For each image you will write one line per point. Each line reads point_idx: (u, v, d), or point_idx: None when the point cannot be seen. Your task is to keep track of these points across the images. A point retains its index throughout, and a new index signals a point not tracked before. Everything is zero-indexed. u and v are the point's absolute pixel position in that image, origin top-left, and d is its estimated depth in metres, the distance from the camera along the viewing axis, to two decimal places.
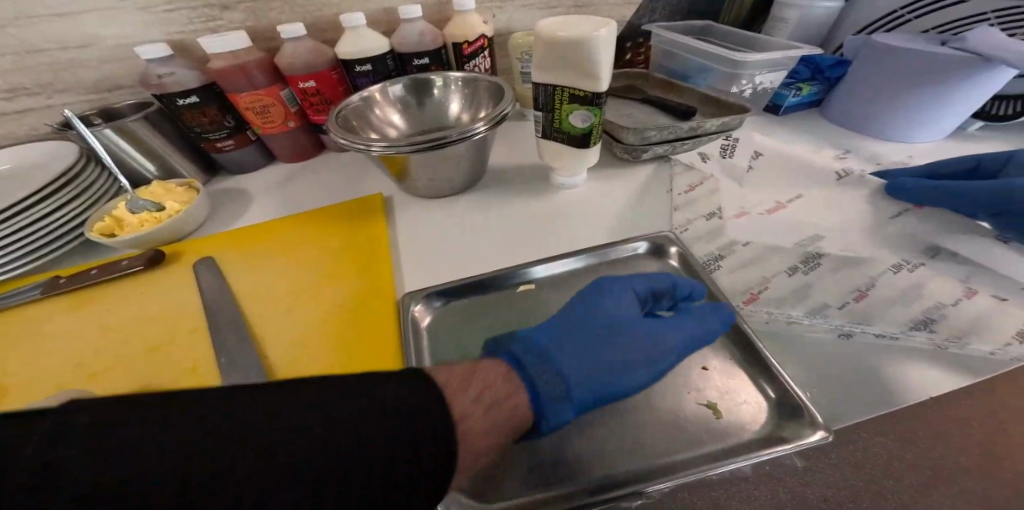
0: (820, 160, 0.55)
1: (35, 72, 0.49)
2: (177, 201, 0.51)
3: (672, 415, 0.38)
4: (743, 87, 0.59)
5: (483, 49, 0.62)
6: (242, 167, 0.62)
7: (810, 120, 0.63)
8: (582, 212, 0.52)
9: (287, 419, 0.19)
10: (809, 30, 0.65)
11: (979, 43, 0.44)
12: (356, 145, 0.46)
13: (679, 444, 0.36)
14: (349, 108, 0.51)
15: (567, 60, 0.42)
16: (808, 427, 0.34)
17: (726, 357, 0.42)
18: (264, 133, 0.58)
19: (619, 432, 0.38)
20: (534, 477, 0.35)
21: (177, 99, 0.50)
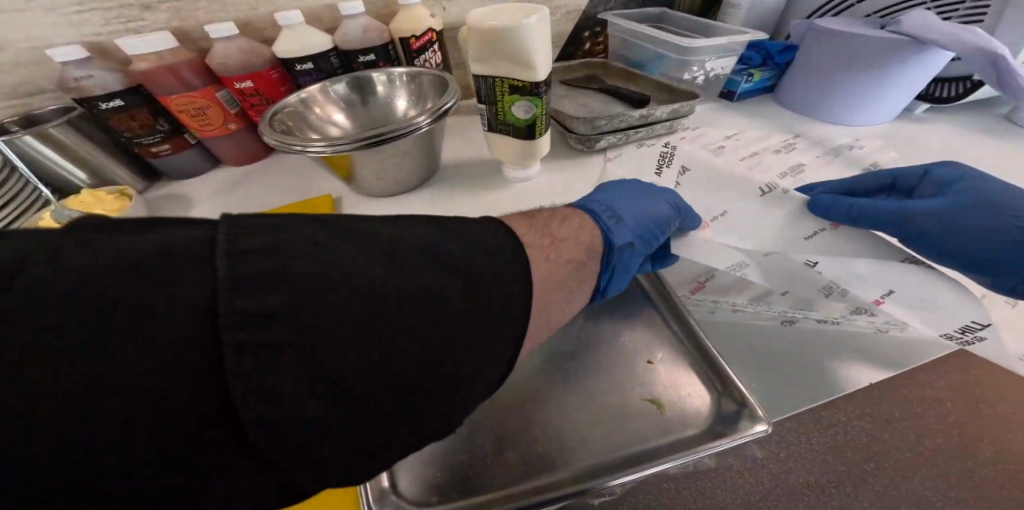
0: (771, 144, 0.54)
1: None
2: (106, 210, 0.50)
3: (618, 410, 0.37)
4: (694, 73, 0.57)
5: (432, 42, 0.60)
6: (183, 172, 0.60)
7: (766, 105, 0.62)
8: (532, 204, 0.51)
9: (302, 416, 0.16)
10: (764, 15, 0.64)
11: (911, 27, 0.44)
12: (291, 147, 0.45)
13: (626, 440, 0.35)
14: (285, 110, 0.49)
15: (499, 49, 0.40)
16: (748, 419, 0.34)
17: (670, 350, 0.41)
18: (204, 136, 0.56)
19: (564, 429, 0.37)
20: (483, 481, 0.34)
21: (99, 103, 0.48)
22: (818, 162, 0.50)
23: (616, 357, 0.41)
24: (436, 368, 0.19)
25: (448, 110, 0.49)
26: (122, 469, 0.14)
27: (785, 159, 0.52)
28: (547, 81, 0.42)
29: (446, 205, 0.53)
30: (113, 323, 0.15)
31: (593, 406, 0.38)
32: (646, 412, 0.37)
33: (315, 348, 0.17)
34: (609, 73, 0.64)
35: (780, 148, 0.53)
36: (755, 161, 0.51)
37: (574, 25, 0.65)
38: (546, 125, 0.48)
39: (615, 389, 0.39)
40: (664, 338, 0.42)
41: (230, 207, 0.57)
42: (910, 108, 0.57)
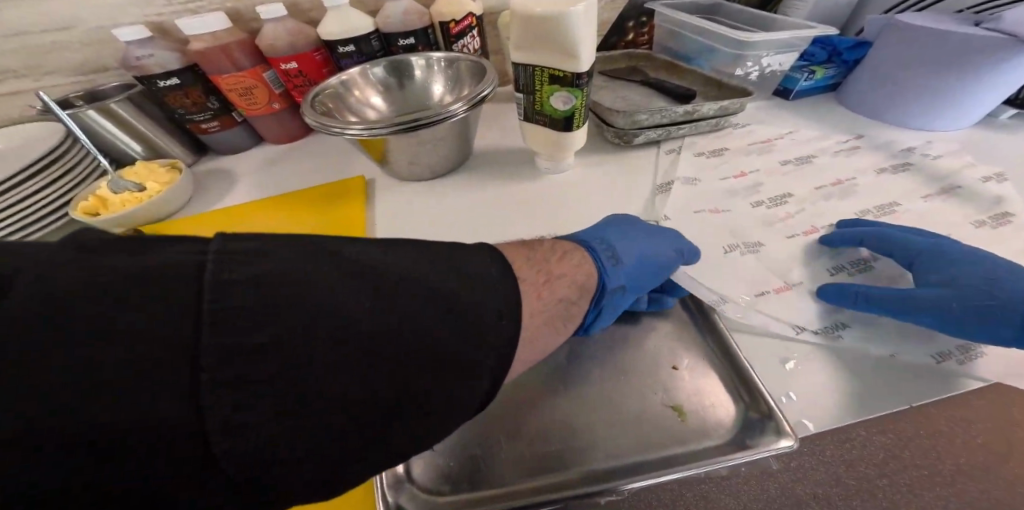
0: (826, 145, 0.50)
1: (23, 55, 0.51)
2: (159, 182, 0.53)
3: (634, 413, 0.36)
4: (748, 68, 0.53)
5: (472, 27, 0.59)
6: (228, 148, 0.63)
7: (824, 105, 0.58)
8: (563, 198, 0.50)
9: (283, 425, 0.16)
10: (828, 9, 0.60)
11: (1013, 22, 0.39)
12: (329, 129, 0.45)
13: (636, 446, 0.34)
14: (326, 91, 0.50)
15: (546, 37, 0.38)
16: (772, 434, 0.31)
17: (698, 355, 0.38)
18: (249, 115, 0.59)
19: (573, 430, 0.36)
20: (490, 475, 0.34)
21: (158, 80, 0.51)
22: (879, 170, 0.46)
23: (636, 357, 0.39)
24: (409, 373, 0.19)
25: (484, 97, 0.48)
26: (125, 471, 0.14)
27: (842, 160, 0.48)
28: (590, 72, 0.41)
29: (476, 194, 0.53)
30: (95, 334, 0.15)
31: (604, 407, 0.37)
32: (661, 415, 0.35)
33: (306, 366, 0.17)
34: (653, 67, 0.61)
35: (837, 151, 0.49)
36: (804, 165, 0.48)
37: (618, 14, 0.63)
38: (585, 117, 0.46)
39: (625, 394, 0.37)
40: (676, 339, 0.39)
41: (270, 184, 0.59)
42: (990, 115, 0.52)
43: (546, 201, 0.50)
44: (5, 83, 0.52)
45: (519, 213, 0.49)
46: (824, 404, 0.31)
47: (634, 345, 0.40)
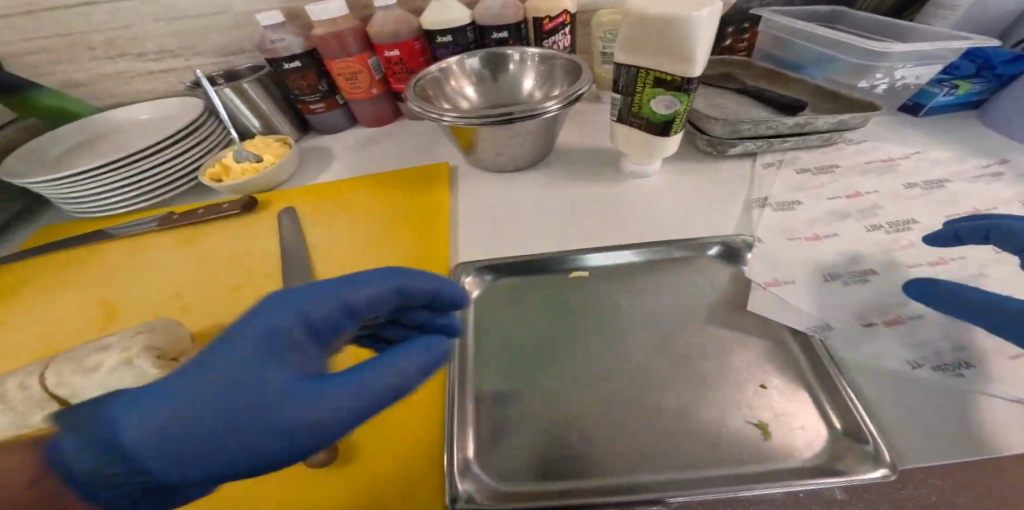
0: (959, 170, 0.45)
1: (180, 37, 0.60)
2: (273, 155, 0.59)
3: (699, 424, 0.32)
4: (875, 81, 0.49)
5: (564, 25, 0.59)
6: (329, 128, 0.70)
7: (955, 126, 0.52)
8: (650, 202, 0.49)
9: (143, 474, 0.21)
10: (974, 18, 0.53)
11: None
12: (429, 114, 0.48)
13: (699, 460, 0.30)
14: (427, 78, 0.52)
15: (658, 40, 0.36)
16: (868, 462, 0.26)
17: (790, 377, 0.33)
18: (351, 98, 0.66)
19: (619, 430, 0.32)
20: (523, 466, 0.31)
21: (284, 62, 0.59)
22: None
23: (714, 367, 0.35)
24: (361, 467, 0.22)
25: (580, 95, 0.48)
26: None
27: (985, 190, 0.43)
28: (699, 79, 0.38)
29: (560, 192, 0.53)
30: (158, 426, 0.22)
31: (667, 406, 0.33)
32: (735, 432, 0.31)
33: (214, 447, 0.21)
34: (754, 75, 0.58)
35: (975, 177, 0.44)
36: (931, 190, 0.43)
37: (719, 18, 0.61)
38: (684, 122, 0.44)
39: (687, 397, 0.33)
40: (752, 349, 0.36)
41: (362, 165, 0.63)
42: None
43: (633, 204, 0.49)
44: (163, 61, 0.62)
45: (605, 214, 0.49)
46: (931, 441, 0.27)
47: (715, 359, 0.35)
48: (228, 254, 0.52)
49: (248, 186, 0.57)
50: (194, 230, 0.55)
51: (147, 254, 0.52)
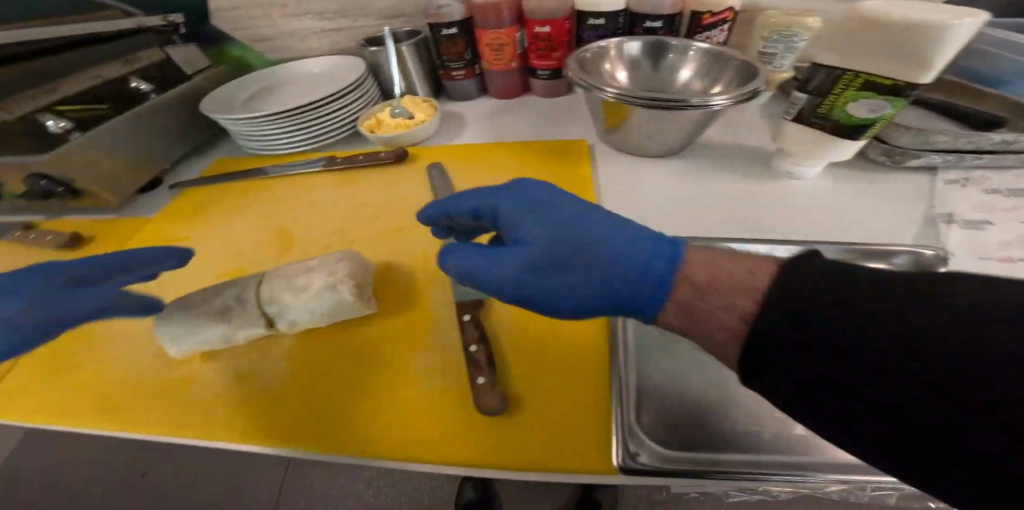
0: None
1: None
2: (423, 115, 0.66)
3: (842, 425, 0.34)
4: None
5: (725, 21, 0.56)
6: (462, 96, 0.75)
7: None
8: (805, 203, 0.49)
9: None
10: None
11: None
12: (588, 86, 0.50)
13: (843, 455, 0.32)
14: (587, 54, 0.54)
15: (887, 47, 0.35)
16: None
17: None
18: (489, 69, 0.70)
19: (755, 419, 0.35)
20: (664, 430, 0.35)
21: (443, 29, 0.65)
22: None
23: None
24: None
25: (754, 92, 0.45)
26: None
27: None
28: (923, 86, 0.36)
29: (707, 185, 0.53)
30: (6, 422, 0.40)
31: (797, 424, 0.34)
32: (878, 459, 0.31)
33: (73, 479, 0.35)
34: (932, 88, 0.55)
35: None
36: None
37: None
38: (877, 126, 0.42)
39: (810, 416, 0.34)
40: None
41: (496, 132, 0.66)
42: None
43: (784, 203, 0.49)
44: (337, 20, 0.70)
45: (763, 213, 0.48)
46: None
47: None
48: (384, 198, 0.57)
49: (400, 140, 0.64)
50: (351, 175, 0.61)
51: (315, 191, 0.59)
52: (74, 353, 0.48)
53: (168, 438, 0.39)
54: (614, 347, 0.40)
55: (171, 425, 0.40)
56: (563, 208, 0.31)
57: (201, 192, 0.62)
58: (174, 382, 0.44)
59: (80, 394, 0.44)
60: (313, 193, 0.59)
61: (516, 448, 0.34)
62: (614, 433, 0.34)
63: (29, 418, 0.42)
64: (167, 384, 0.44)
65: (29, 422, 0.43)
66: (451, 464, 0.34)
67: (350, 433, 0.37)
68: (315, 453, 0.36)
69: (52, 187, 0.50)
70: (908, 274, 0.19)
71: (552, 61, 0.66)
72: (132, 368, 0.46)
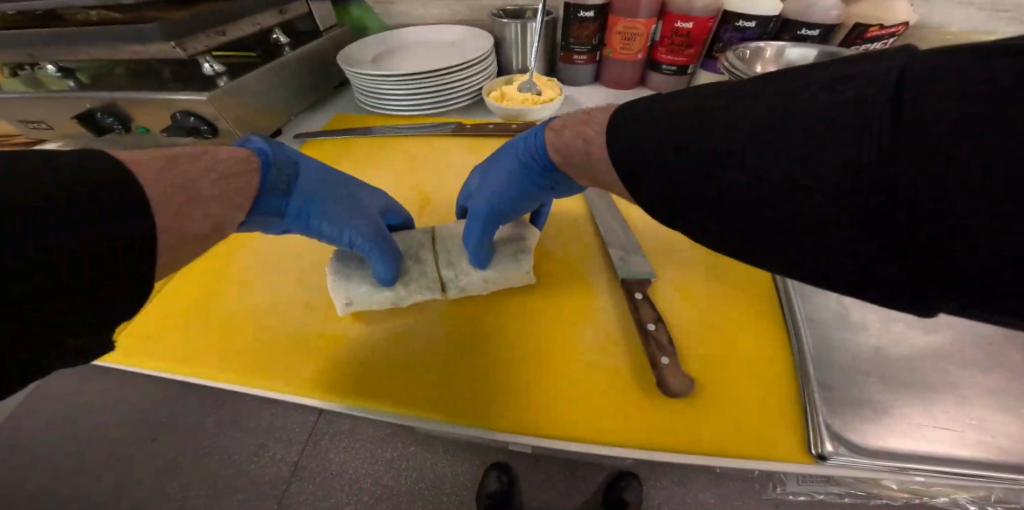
0: None
1: None
2: (551, 91, 0.65)
3: (1010, 433, 0.36)
4: None
5: (890, 36, 0.57)
6: (576, 80, 0.75)
7: None
8: None
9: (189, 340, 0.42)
10: None
11: None
12: (747, 76, 0.52)
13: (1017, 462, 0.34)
14: (745, 50, 0.57)
15: None
16: None
17: None
18: (613, 56, 0.70)
19: (924, 409, 0.37)
20: (845, 419, 0.36)
21: (580, 11, 0.64)
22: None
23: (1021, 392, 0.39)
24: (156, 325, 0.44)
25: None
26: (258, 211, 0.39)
27: None
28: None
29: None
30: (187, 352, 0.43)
31: (914, 413, 0.36)
32: (969, 442, 0.35)
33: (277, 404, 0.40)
34: None
35: None
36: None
37: None
38: None
39: (920, 406, 0.37)
40: (986, 380, 0.39)
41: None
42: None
43: None
44: None
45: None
46: None
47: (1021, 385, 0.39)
48: None
49: (527, 115, 0.63)
50: (480, 143, 0.61)
51: (447, 154, 0.59)
52: (207, 308, 0.46)
53: (334, 405, 0.38)
54: (793, 350, 0.40)
55: (336, 390, 0.39)
56: (486, 168, 0.45)
57: (326, 144, 0.61)
58: (328, 347, 0.42)
59: (227, 350, 0.42)
60: (446, 156, 0.59)
61: (710, 434, 0.35)
62: (807, 427, 0.35)
63: (181, 372, 0.40)
64: (321, 345, 0.43)
65: (175, 377, 0.41)
66: (645, 448, 0.35)
67: (535, 411, 0.37)
68: (504, 432, 0.36)
69: (198, 124, 0.49)
70: (956, 68, 0.13)
71: (682, 58, 0.66)
72: (277, 327, 0.44)
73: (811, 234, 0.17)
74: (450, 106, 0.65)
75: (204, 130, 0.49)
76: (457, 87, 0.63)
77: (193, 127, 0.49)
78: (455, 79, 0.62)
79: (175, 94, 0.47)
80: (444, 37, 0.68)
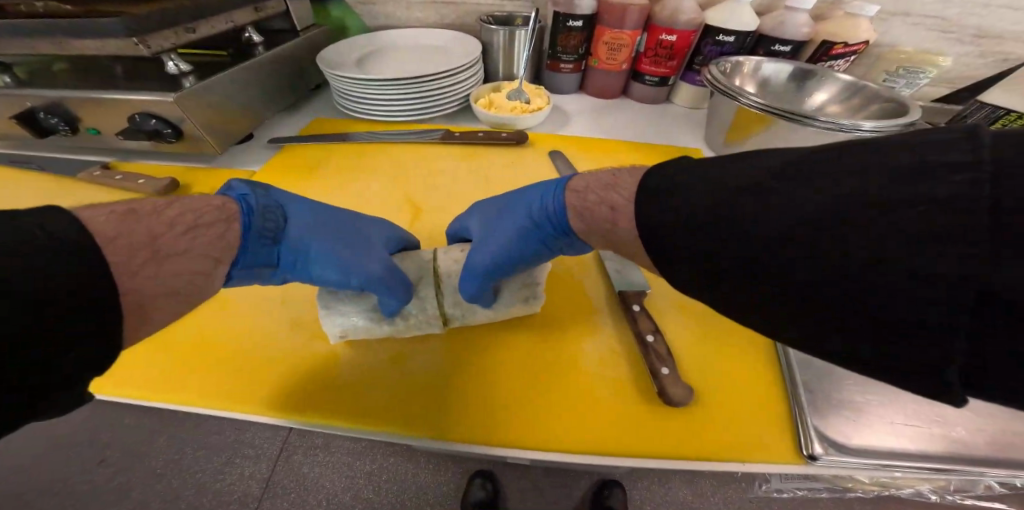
0: None
1: None
2: (540, 100, 0.64)
3: (962, 425, 0.39)
4: None
5: (852, 54, 0.60)
6: (562, 88, 0.75)
7: None
8: None
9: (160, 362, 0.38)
10: None
11: None
12: (729, 91, 0.52)
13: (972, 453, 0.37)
14: (725, 65, 0.57)
15: None
16: None
17: None
18: (598, 66, 0.71)
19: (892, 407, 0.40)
20: (829, 419, 0.38)
21: (568, 20, 0.64)
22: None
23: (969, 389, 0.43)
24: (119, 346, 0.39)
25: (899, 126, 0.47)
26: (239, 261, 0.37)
27: None
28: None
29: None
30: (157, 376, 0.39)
31: (892, 413, 0.39)
32: (941, 439, 0.38)
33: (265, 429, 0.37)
34: None
35: None
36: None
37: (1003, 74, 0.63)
38: None
39: (895, 404, 0.40)
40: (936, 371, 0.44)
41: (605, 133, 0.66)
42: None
43: None
44: None
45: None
46: None
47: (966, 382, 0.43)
48: (514, 178, 0.57)
49: (517, 124, 0.63)
50: (470, 151, 0.60)
51: (436, 163, 0.58)
52: (186, 325, 0.42)
53: (329, 426, 0.36)
54: (778, 354, 0.42)
55: (328, 409, 0.37)
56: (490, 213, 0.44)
57: (305, 150, 0.58)
58: (318, 366, 0.40)
59: (209, 372, 0.39)
60: (435, 165, 0.58)
61: (711, 441, 0.36)
62: (797, 427, 0.37)
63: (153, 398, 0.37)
64: (312, 363, 0.40)
65: (148, 404, 0.37)
66: (649, 456, 0.35)
67: (537, 426, 0.37)
68: (506, 447, 0.35)
69: (159, 127, 0.42)
70: (969, 162, 0.14)
71: (664, 69, 0.68)
72: (263, 346, 0.41)
73: (813, 311, 0.17)
74: (436, 112, 0.63)
75: (167, 133, 0.42)
76: (444, 93, 0.61)
77: (154, 131, 0.43)
78: (443, 85, 0.60)
79: (137, 92, 0.41)
80: (430, 41, 0.66)
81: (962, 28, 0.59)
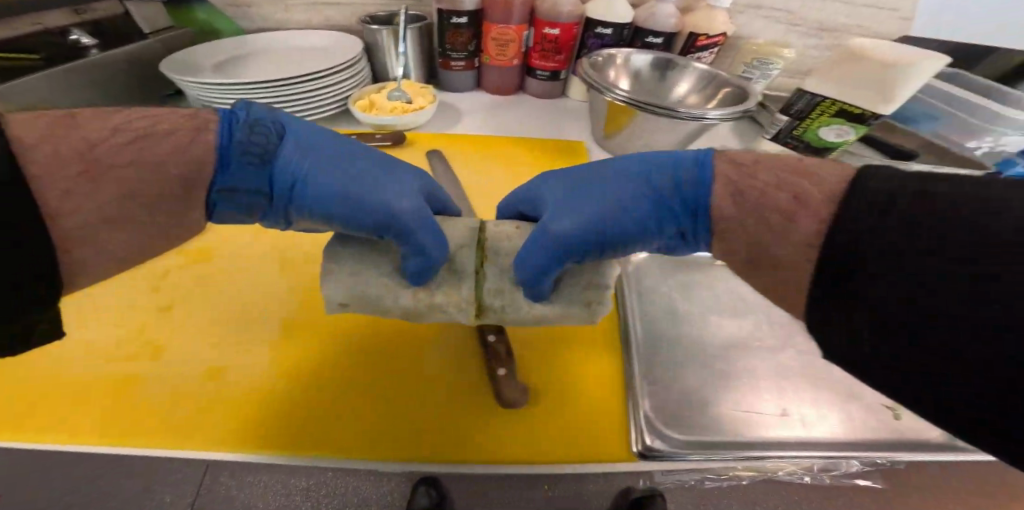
0: None
1: None
2: (423, 100, 0.63)
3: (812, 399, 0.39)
4: (982, 143, 0.57)
5: (716, 45, 0.64)
6: (458, 87, 0.74)
7: None
8: None
9: None
10: None
11: None
12: (598, 86, 0.53)
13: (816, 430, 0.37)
14: (597, 59, 0.57)
15: (869, 81, 0.47)
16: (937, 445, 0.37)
17: None
18: (489, 62, 0.70)
19: (738, 388, 0.40)
20: (672, 413, 0.37)
21: (452, 17, 0.64)
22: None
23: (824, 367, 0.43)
24: None
25: (743, 114, 0.50)
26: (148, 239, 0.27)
27: None
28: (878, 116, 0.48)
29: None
30: None
31: (749, 400, 0.39)
32: (813, 424, 0.37)
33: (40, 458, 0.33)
34: None
35: None
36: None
37: None
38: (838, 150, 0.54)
39: (757, 392, 0.39)
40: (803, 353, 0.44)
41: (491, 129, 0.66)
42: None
43: None
44: None
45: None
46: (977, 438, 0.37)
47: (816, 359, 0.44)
48: None
49: (397, 124, 0.61)
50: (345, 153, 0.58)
51: None
52: None
53: (99, 447, 0.32)
54: (623, 344, 0.42)
55: (109, 428, 0.33)
56: (608, 188, 0.32)
57: None
58: (108, 391, 0.35)
59: None
60: None
61: (541, 443, 0.35)
62: (631, 421, 0.36)
63: None
64: (105, 386, 0.36)
65: None
66: (471, 462, 0.33)
67: (329, 436, 0.34)
68: (280, 454, 0.33)
69: None
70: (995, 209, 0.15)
71: (554, 63, 0.69)
72: (53, 370, 0.36)
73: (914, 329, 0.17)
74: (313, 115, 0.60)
75: None
76: (318, 95, 0.59)
77: None
78: (314, 86, 0.58)
79: None
80: (310, 43, 0.64)
81: (806, 22, 0.65)
